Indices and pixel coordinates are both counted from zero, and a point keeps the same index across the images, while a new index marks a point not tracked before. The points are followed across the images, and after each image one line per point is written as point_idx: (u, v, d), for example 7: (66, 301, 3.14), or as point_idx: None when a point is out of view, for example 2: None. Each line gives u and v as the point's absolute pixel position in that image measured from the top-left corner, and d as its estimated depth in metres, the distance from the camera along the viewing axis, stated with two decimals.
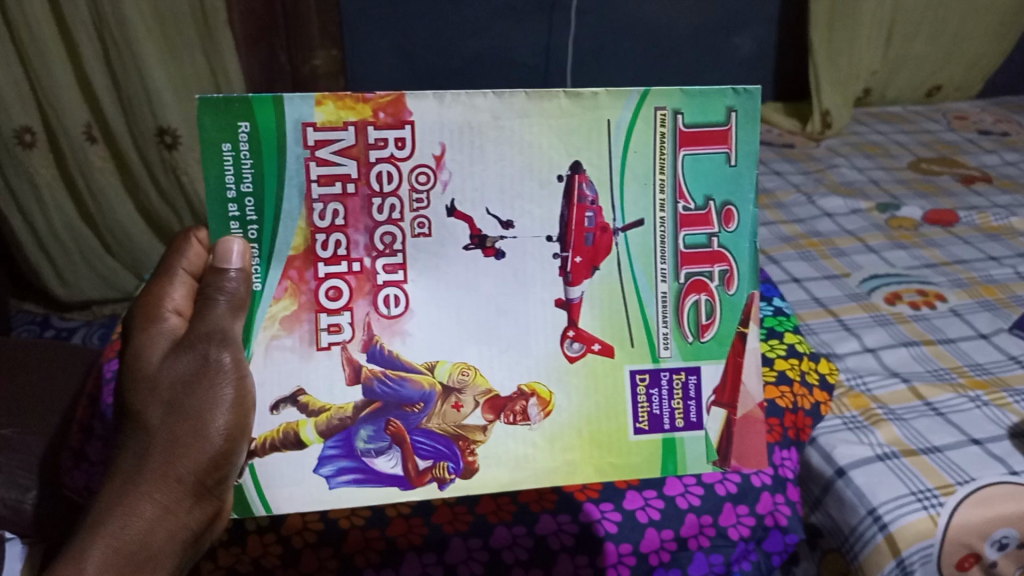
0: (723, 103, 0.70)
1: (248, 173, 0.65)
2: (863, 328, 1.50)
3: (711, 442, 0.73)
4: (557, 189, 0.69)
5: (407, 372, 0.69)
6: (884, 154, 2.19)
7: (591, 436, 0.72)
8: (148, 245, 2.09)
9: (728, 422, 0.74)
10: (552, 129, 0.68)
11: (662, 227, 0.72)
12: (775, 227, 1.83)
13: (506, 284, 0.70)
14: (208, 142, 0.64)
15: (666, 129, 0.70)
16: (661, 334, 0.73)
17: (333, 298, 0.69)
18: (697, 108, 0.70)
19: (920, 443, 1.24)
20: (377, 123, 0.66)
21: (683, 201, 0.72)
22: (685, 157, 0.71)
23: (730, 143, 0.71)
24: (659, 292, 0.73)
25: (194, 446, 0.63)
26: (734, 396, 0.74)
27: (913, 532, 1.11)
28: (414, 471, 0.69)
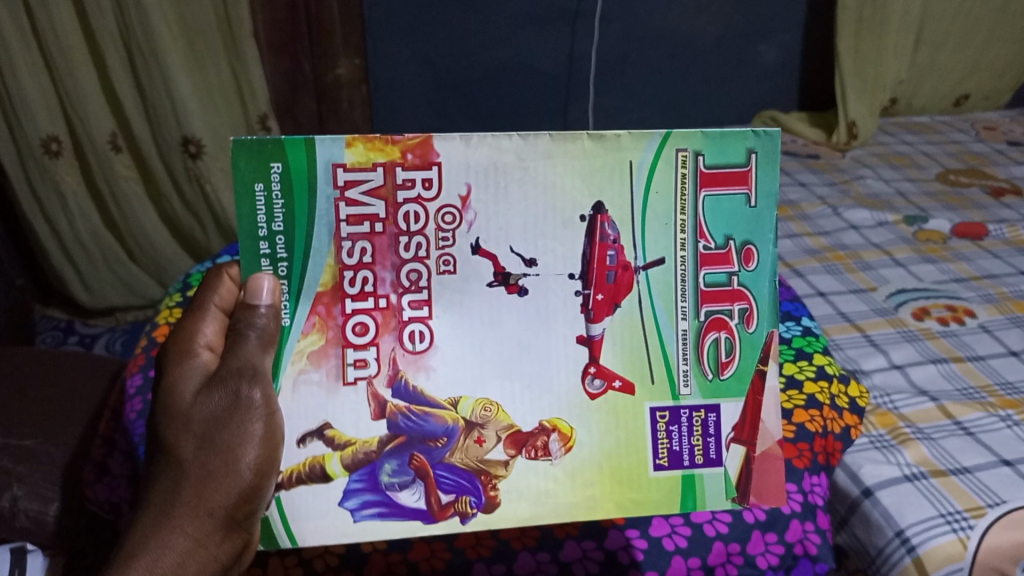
0: (743, 145, 0.70)
1: (279, 213, 0.66)
2: (890, 344, 1.48)
3: (730, 479, 0.72)
4: (579, 229, 0.69)
5: (430, 407, 0.69)
6: (911, 165, 2.16)
7: (611, 471, 0.71)
8: (171, 253, 2.11)
9: (748, 458, 0.72)
10: (575, 171, 0.68)
11: (684, 267, 0.71)
12: (800, 239, 1.81)
13: (529, 320, 0.69)
14: (242, 183, 0.65)
15: (687, 171, 0.70)
16: (682, 371, 0.72)
17: (359, 334, 0.69)
18: (718, 150, 0.70)
19: (949, 464, 1.22)
20: (405, 164, 0.66)
21: (704, 240, 0.71)
22: (706, 198, 0.71)
23: (749, 184, 0.71)
24: (680, 330, 0.72)
25: (225, 481, 0.63)
26: (752, 433, 0.72)
27: (941, 555, 1.09)
28: (437, 505, 0.68)
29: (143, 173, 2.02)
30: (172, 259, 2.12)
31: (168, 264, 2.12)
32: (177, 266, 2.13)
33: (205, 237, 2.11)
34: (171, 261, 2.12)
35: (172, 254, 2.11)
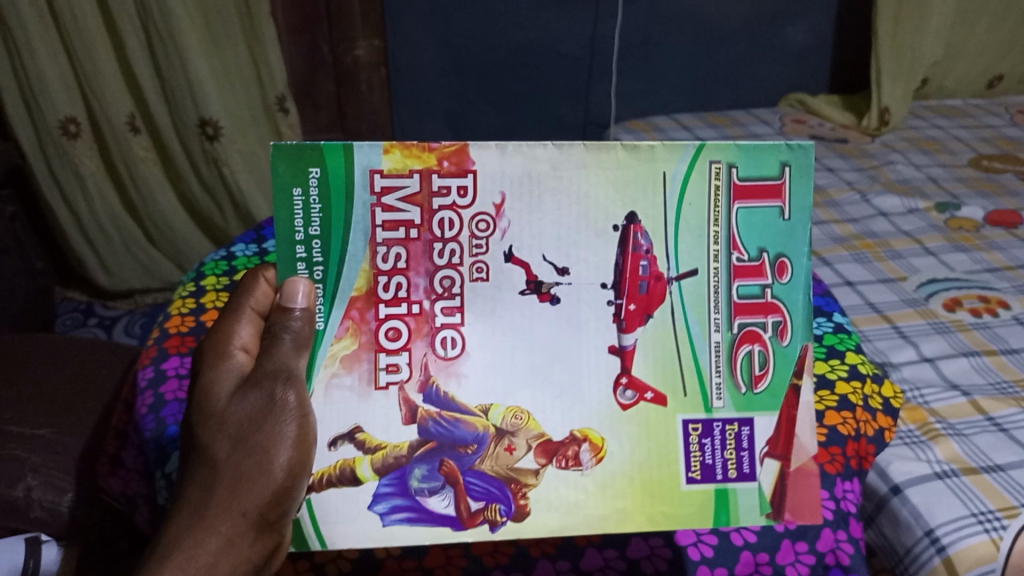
0: (777, 158, 0.68)
1: (316, 217, 0.65)
2: (920, 335, 1.44)
3: (764, 494, 0.68)
4: (612, 239, 0.67)
5: (461, 415, 0.67)
6: (942, 150, 2.11)
7: (643, 484, 0.67)
8: (190, 237, 2.10)
9: (782, 475, 0.69)
10: (609, 181, 0.66)
11: (716, 278, 0.69)
12: (827, 226, 1.76)
13: (561, 331, 0.67)
14: (280, 188, 0.64)
15: (721, 183, 0.68)
16: (714, 383, 0.69)
17: (392, 339, 0.67)
18: (752, 162, 0.68)
19: (981, 461, 1.19)
20: (442, 172, 0.65)
21: (736, 253, 0.69)
22: (739, 210, 0.68)
23: (782, 197, 0.69)
24: (712, 342, 0.69)
25: (258, 480, 0.62)
26: (787, 447, 0.69)
27: (973, 556, 1.06)
28: (465, 512, 0.65)
29: (161, 154, 2.00)
30: (191, 242, 2.10)
31: (186, 248, 2.11)
32: (196, 250, 2.12)
33: (223, 221, 2.09)
34: (190, 245, 2.11)
35: (191, 238, 2.10)
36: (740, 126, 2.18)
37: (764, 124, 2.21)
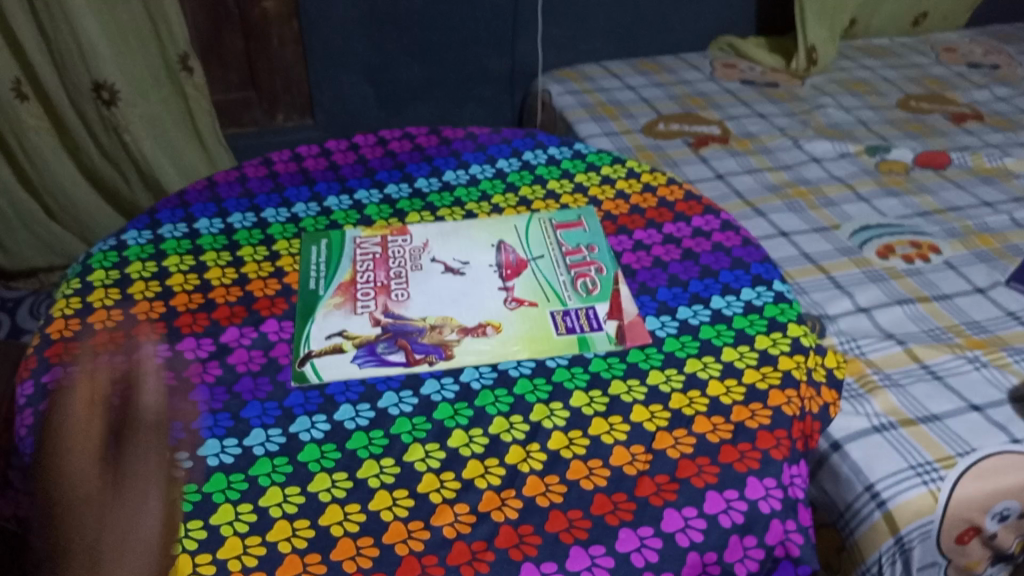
0: (574, 211, 0.93)
1: (308, 211, 0.93)
2: (855, 285, 1.42)
3: (611, 335, 0.75)
4: (487, 259, 0.85)
5: (406, 321, 0.77)
6: (871, 91, 2.09)
7: (528, 339, 0.75)
8: (95, 210, 1.84)
9: (620, 327, 0.76)
10: (488, 220, 0.91)
11: (553, 250, 0.86)
12: (761, 175, 1.73)
13: (462, 288, 0.81)
14: (302, 224, 0.91)
15: (550, 212, 0.93)
16: (565, 292, 0.81)
17: (363, 296, 0.81)
18: (559, 211, 0.92)
19: (918, 412, 1.17)
20: (395, 233, 0.90)
21: (563, 247, 0.87)
22: (559, 233, 0.89)
23: (583, 224, 0.90)
24: (562, 281, 0.82)
25: (150, 482, 0.63)
26: (619, 312, 0.78)
27: (912, 509, 1.05)
28: (412, 356, 0.74)
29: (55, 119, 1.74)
30: (99, 216, 1.85)
31: (94, 223, 1.85)
32: (105, 224, 1.86)
33: (130, 192, 1.83)
34: (96, 219, 1.84)
35: (97, 213, 1.84)
36: (671, 73, 2.12)
37: (695, 70, 2.16)
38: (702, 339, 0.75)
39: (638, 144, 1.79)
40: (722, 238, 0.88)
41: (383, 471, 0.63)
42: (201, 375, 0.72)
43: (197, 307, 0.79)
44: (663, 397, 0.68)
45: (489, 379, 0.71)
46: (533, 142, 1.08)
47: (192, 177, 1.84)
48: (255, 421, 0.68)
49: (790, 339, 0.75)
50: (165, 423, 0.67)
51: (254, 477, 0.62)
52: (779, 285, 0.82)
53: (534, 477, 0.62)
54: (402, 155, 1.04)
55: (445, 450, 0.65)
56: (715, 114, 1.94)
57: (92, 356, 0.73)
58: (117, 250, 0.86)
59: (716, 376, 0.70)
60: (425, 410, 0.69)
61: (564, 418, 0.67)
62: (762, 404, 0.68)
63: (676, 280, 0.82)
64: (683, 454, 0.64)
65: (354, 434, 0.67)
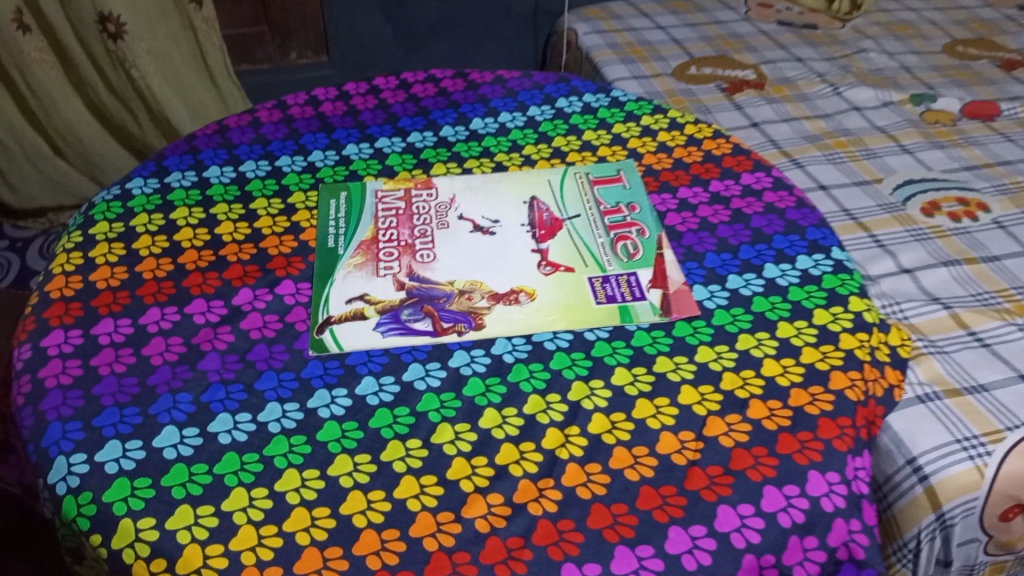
0: (613, 166, 0.85)
1: (331, 159, 0.87)
2: (898, 244, 1.34)
3: (654, 304, 0.69)
4: (521, 217, 0.78)
5: (433, 285, 0.71)
6: (916, 35, 1.97)
7: (567, 307, 0.69)
8: (105, 147, 1.73)
9: (664, 296, 0.70)
10: (518, 173, 0.85)
11: (591, 209, 0.80)
12: (797, 123, 1.62)
13: (495, 248, 0.75)
14: (327, 172, 0.85)
15: (583, 170, 0.85)
16: (604, 257, 0.74)
17: (386, 257, 0.74)
18: (597, 167, 0.85)
19: (964, 381, 1.07)
20: (418, 187, 0.83)
21: (601, 205, 0.80)
22: (597, 190, 0.82)
23: (623, 179, 0.83)
24: (600, 244, 0.76)
25: None
26: (663, 280, 0.71)
27: (957, 485, 0.95)
28: (440, 325, 0.68)
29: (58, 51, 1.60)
30: (110, 154, 1.74)
31: (104, 162, 1.74)
32: (116, 162, 1.75)
33: (141, 131, 1.72)
34: (106, 157, 1.74)
35: (108, 150, 1.73)
36: (704, 13, 1.99)
37: (729, 9, 2.03)
38: (755, 312, 0.68)
39: (668, 88, 1.65)
40: (774, 199, 0.81)
41: (410, 455, 0.58)
42: (212, 341, 0.66)
43: (206, 265, 0.73)
44: (714, 378, 0.63)
45: (523, 352, 0.66)
46: (566, 88, 1.00)
47: (204, 118, 1.73)
48: (270, 394, 0.62)
49: (852, 315, 0.68)
50: (173, 395, 0.62)
51: (269, 459, 0.57)
52: (838, 254, 0.75)
53: (574, 465, 0.57)
54: (424, 101, 0.97)
55: (477, 432, 0.59)
56: (750, 58, 1.80)
57: (94, 318, 0.67)
58: (121, 201, 0.80)
59: (771, 355, 0.65)
60: (454, 385, 0.63)
61: (605, 398, 0.62)
62: (822, 389, 0.62)
63: (724, 245, 0.75)
64: (737, 443, 0.58)
65: (377, 411, 0.61)
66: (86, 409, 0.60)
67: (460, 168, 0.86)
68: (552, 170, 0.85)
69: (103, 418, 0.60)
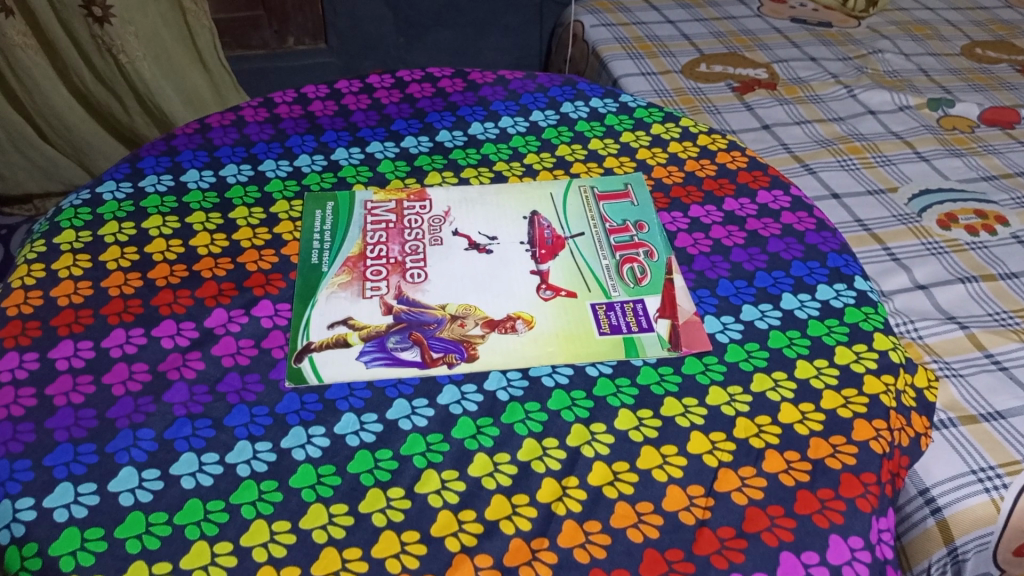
0: (620, 180, 0.79)
1: (319, 164, 0.81)
2: (912, 258, 1.20)
3: (662, 336, 0.64)
4: (520, 234, 0.73)
5: (423, 309, 0.66)
6: (933, 36, 1.76)
7: (568, 337, 0.64)
8: (92, 136, 1.58)
9: (674, 327, 0.64)
10: (519, 186, 0.79)
11: (596, 228, 0.74)
12: (810, 126, 1.46)
13: (491, 268, 0.69)
14: (313, 180, 0.79)
15: (588, 185, 0.79)
16: (609, 282, 0.68)
17: (373, 275, 0.69)
18: (603, 182, 0.79)
19: (980, 408, 0.94)
20: (409, 199, 0.77)
21: (607, 223, 0.74)
22: (603, 206, 0.76)
23: (631, 195, 0.78)
24: (604, 266, 0.70)
25: None
26: (672, 310, 0.66)
27: (971, 519, 0.84)
28: (430, 356, 0.62)
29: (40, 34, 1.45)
30: (98, 142, 1.59)
31: (91, 151, 1.59)
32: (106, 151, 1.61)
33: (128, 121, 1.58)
34: (94, 147, 1.59)
35: (95, 138, 1.58)
36: (714, 7, 1.80)
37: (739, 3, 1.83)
38: (771, 348, 0.63)
39: (677, 87, 1.50)
40: (792, 220, 0.76)
41: (391, 506, 0.53)
42: (179, 369, 0.60)
43: (178, 281, 0.67)
44: (726, 424, 0.57)
45: (519, 390, 0.60)
46: (572, 91, 0.94)
47: (197, 107, 1.60)
48: (241, 431, 0.57)
49: (876, 355, 0.63)
50: (134, 431, 0.56)
51: (237, 507, 0.52)
52: (861, 283, 0.70)
53: (572, 523, 0.52)
54: (420, 102, 0.91)
55: (466, 481, 0.54)
56: (763, 56, 1.62)
57: (53, 340, 0.62)
58: (89, 206, 0.74)
59: (788, 399, 0.59)
60: (442, 425, 0.58)
61: (607, 445, 0.56)
62: (845, 439, 0.57)
63: (739, 271, 0.70)
64: (751, 502, 0.53)
65: (357, 453, 0.56)
66: (38, 445, 0.55)
67: (456, 178, 0.80)
68: (555, 183, 0.79)
69: (56, 456, 0.55)
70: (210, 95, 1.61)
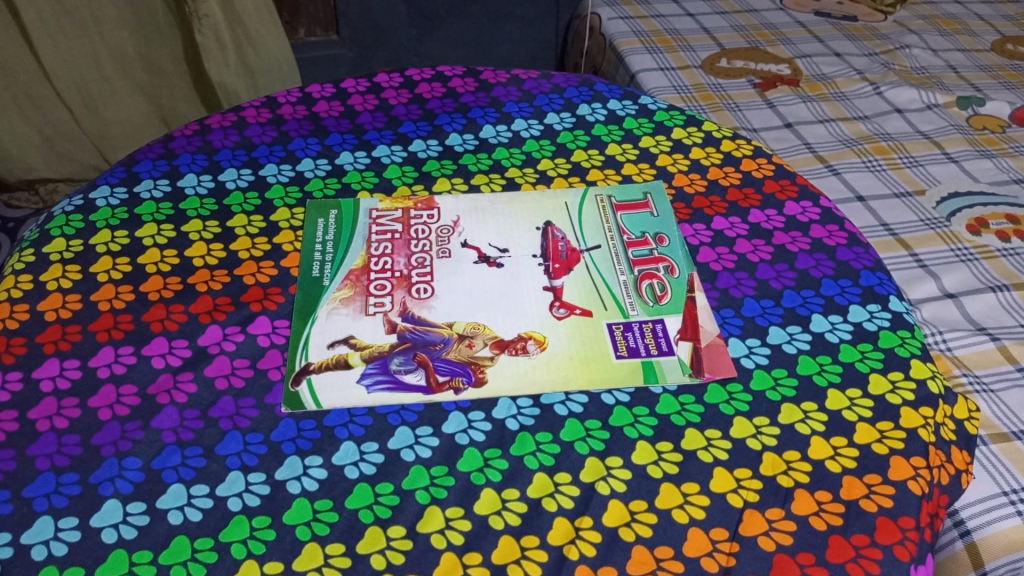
0: (639, 188, 0.75)
1: (323, 168, 0.77)
2: (942, 264, 1.13)
3: (684, 361, 0.60)
4: (533, 247, 0.69)
5: (430, 327, 0.62)
6: (963, 30, 1.66)
7: (583, 360, 0.60)
8: (131, 116, 1.46)
9: (696, 351, 0.60)
10: (532, 195, 0.75)
11: (613, 241, 0.70)
12: (835, 124, 1.38)
13: (502, 283, 0.65)
14: (317, 186, 0.75)
15: (604, 196, 0.75)
16: (626, 300, 0.64)
17: (377, 290, 0.65)
18: (622, 191, 0.75)
19: (1012, 425, 0.88)
20: (416, 207, 0.73)
21: (625, 235, 0.70)
22: (621, 217, 0.72)
23: (650, 205, 0.73)
24: (622, 283, 0.66)
25: None
26: (693, 331, 0.62)
27: (1003, 545, 0.77)
28: (436, 382, 0.58)
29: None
30: (135, 116, 1.47)
31: (127, 130, 1.48)
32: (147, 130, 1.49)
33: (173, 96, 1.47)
34: (130, 127, 1.47)
35: (133, 110, 1.46)
36: None
37: None
38: (800, 375, 0.59)
39: (696, 83, 1.44)
40: (822, 234, 0.72)
41: (391, 547, 0.49)
42: (170, 393, 0.57)
43: (171, 296, 0.64)
44: (753, 460, 0.53)
45: (529, 418, 0.56)
46: (589, 92, 0.89)
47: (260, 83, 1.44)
48: (233, 461, 0.53)
49: (914, 385, 0.59)
50: (119, 460, 0.53)
51: (226, 546, 0.49)
52: (896, 304, 0.66)
53: (585, 569, 0.48)
54: (430, 102, 0.87)
55: (471, 521, 0.50)
56: (786, 50, 1.55)
57: (38, 359, 0.58)
58: (82, 213, 0.71)
59: (819, 433, 0.55)
60: (446, 457, 0.54)
61: (623, 482, 0.52)
62: (881, 479, 0.53)
63: (765, 290, 0.66)
64: (780, 547, 0.49)
65: (356, 486, 0.52)
66: (18, 475, 0.52)
67: (466, 186, 0.76)
68: (570, 192, 0.75)
69: (37, 487, 0.51)
70: (260, 78, 1.41)
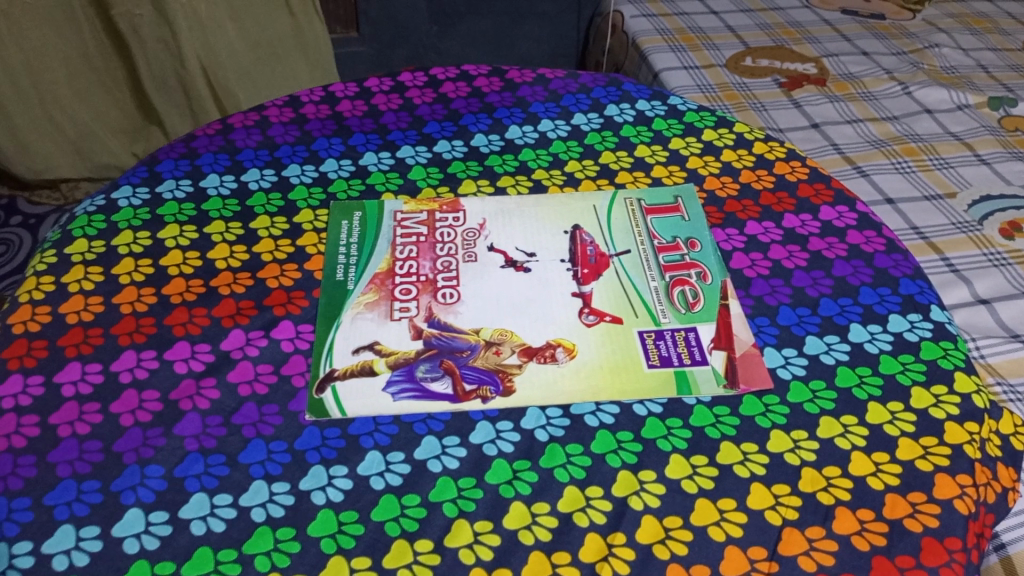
0: (669, 192, 0.73)
1: (347, 168, 0.76)
2: (974, 269, 1.10)
3: (718, 372, 0.58)
4: (561, 250, 0.67)
5: (456, 334, 0.60)
6: (994, 29, 1.62)
7: (613, 369, 0.58)
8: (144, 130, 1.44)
9: (729, 361, 0.58)
10: (559, 198, 0.73)
11: (643, 246, 0.68)
12: (863, 124, 1.35)
13: (530, 289, 0.64)
14: (343, 188, 0.74)
15: (633, 200, 0.73)
16: (657, 307, 0.62)
17: (403, 295, 0.63)
18: (652, 195, 0.73)
19: None
20: (441, 210, 0.72)
21: (655, 239, 0.68)
22: (651, 221, 0.70)
23: (681, 209, 0.71)
24: (652, 289, 0.64)
25: None
26: (726, 339, 0.60)
27: None
28: (462, 391, 0.57)
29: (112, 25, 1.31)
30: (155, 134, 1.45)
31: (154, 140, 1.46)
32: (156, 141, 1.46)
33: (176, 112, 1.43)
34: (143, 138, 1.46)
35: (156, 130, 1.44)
36: None
37: None
38: (839, 388, 0.57)
39: (721, 82, 1.42)
40: (859, 241, 0.70)
41: (418, 562, 0.48)
42: (192, 399, 0.56)
43: (194, 299, 0.63)
44: (791, 475, 0.52)
45: (559, 429, 0.55)
46: (617, 92, 0.88)
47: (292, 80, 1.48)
48: (256, 470, 0.52)
49: (958, 399, 0.57)
50: (141, 468, 0.52)
51: (249, 559, 0.48)
52: (937, 314, 0.64)
53: None
54: (455, 102, 0.86)
55: (501, 535, 0.49)
56: (812, 49, 1.51)
57: (59, 362, 0.58)
58: (104, 213, 0.70)
59: (861, 448, 0.53)
60: (474, 468, 0.53)
61: (657, 497, 0.51)
62: (925, 497, 0.51)
63: (801, 297, 0.64)
64: (821, 568, 0.48)
65: (382, 498, 0.51)
66: (39, 482, 0.51)
67: (490, 187, 0.74)
68: (598, 195, 0.73)
69: (58, 495, 0.50)
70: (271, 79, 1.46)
